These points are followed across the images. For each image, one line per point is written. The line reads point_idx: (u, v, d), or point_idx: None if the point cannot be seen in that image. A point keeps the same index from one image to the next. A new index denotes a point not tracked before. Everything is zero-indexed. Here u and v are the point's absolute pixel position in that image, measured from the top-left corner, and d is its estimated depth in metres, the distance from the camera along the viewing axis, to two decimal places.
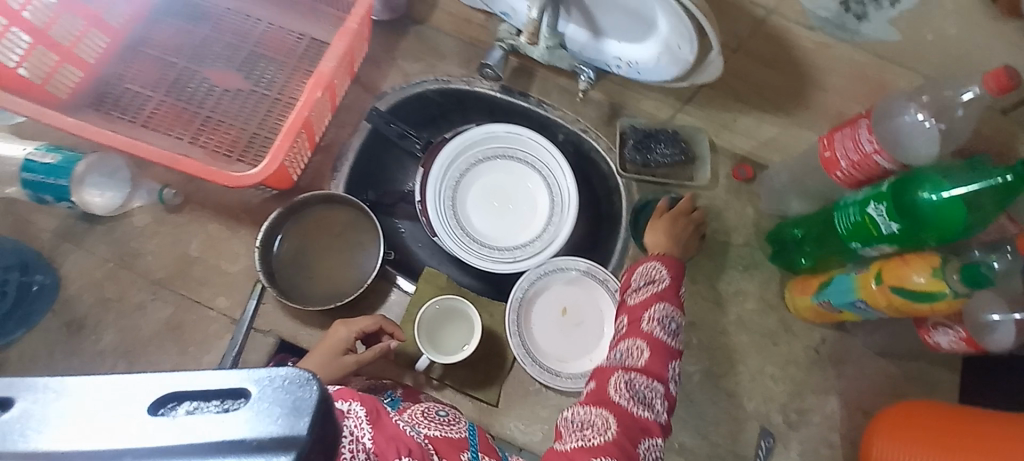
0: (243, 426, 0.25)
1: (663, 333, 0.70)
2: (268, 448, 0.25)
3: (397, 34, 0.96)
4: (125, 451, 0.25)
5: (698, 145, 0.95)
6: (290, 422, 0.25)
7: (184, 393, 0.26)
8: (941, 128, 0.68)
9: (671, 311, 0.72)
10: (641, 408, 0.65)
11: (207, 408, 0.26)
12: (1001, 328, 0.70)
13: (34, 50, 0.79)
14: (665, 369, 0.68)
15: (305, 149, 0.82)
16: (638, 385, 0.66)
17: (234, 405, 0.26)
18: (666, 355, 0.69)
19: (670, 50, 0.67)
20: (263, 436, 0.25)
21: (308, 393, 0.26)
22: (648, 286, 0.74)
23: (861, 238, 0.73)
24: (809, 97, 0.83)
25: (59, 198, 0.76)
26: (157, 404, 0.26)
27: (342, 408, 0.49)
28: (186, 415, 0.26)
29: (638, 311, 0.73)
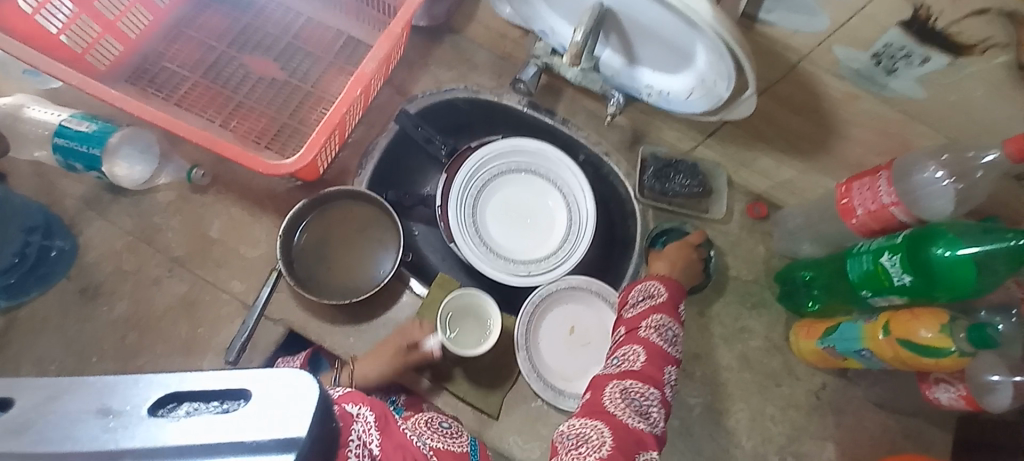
0: (242, 423, 0.29)
1: (659, 342, 0.72)
2: (266, 447, 0.28)
3: (434, 42, 0.99)
4: (130, 448, 0.28)
5: (716, 180, 0.98)
6: (284, 422, 0.29)
7: (185, 393, 0.30)
8: (959, 187, 0.70)
9: (669, 322, 0.74)
10: (636, 418, 0.64)
11: (207, 408, 0.30)
12: (1001, 390, 0.70)
13: (77, 18, 0.82)
14: (660, 375, 0.70)
15: (335, 144, 0.83)
16: (635, 393, 0.67)
17: (234, 406, 0.30)
18: (662, 359, 0.71)
19: (704, 84, 0.69)
20: (261, 436, 0.28)
21: (303, 396, 0.30)
22: (645, 300, 0.77)
23: (872, 286, 0.74)
24: (833, 145, 0.84)
25: (89, 168, 0.77)
26: (158, 405, 0.30)
27: (352, 411, 0.49)
28: (188, 416, 0.29)
29: (636, 322, 0.76)
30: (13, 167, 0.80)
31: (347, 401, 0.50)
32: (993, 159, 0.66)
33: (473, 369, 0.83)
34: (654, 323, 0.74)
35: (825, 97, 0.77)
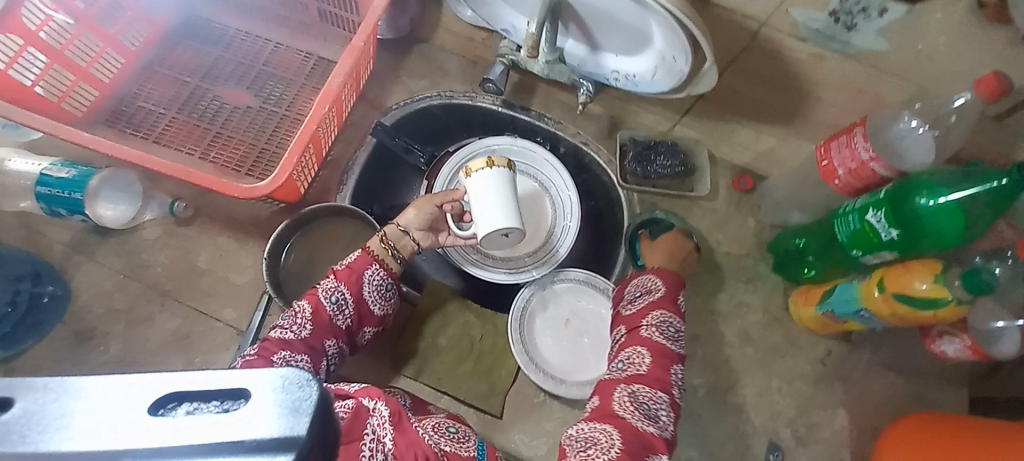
0: (245, 425, 0.24)
1: (663, 341, 0.71)
2: (266, 449, 0.24)
3: (403, 53, 1.00)
4: (126, 451, 0.24)
5: (698, 157, 0.97)
6: (288, 422, 0.25)
7: (187, 392, 0.26)
8: (935, 134, 0.69)
9: (669, 318, 0.73)
10: (644, 422, 0.63)
11: (207, 409, 0.25)
12: (1005, 338, 0.69)
13: (51, 69, 0.82)
14: (668, 377, 0.68)
15: (312, 163, 0.85)
16: (643, 398, 0.65)
17: (234, 406, 0.26)
18: (667, 358, 0.69)
19: (665, 61, 0.69)
20: (262, 436, 0.24)
21: (307, 394, 0.25)
22: (643, 296, 0.76)
23: (862, 245, 0.74)
24: (807, 108, 0.83)
25: (72, 212, 0.78)
26: (157, 405, 0.25)
27: (369, 406, 0.52)
28: (186, 417, 0.25)
29: (636, 320, 0.74)
30: None
31: (363, 396, 0.53)
32: (964, 101, 0.65)
33: (471, 371, 0.83)
34: (654, 321, 0.73)
35: (788, 61, 0.76)
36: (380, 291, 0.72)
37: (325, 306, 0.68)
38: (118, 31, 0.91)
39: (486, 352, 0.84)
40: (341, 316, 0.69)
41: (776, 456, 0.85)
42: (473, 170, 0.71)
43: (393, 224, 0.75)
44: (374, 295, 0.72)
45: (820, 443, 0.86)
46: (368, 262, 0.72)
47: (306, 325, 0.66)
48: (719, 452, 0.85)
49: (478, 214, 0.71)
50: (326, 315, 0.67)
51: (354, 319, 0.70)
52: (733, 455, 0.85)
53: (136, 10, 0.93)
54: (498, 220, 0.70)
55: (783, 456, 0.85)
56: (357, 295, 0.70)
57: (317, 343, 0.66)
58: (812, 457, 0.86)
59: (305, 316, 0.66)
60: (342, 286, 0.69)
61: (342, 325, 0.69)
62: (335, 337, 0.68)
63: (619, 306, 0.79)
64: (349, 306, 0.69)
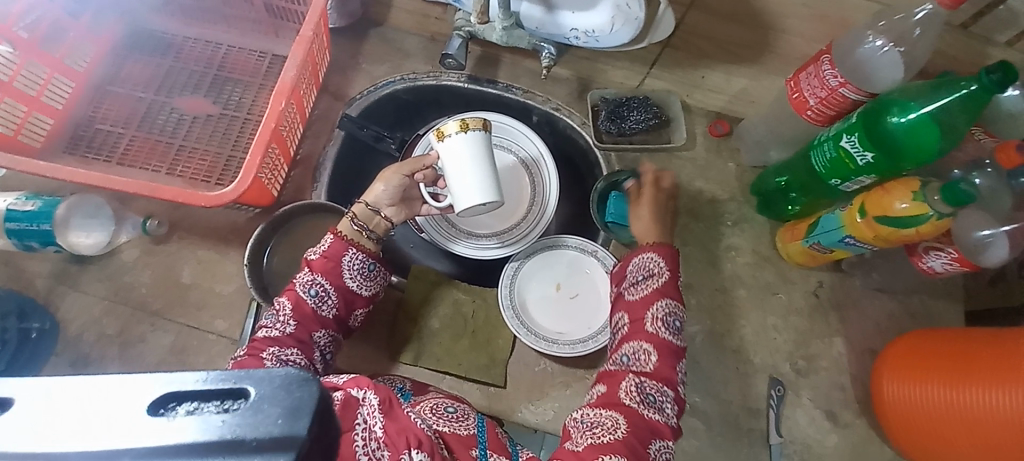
0: (245, 424, 0.24)
1: (667, 334, 0.70)
2: (267, 450, 0.23)
3: (359, 39, 0.97)
4: (124, 451, 0.23)
5: (670, 108, 0.96)
6: (290, 421, 0.23)
7: (183, 392, 0.24)
8: (900, 50, 0.68)
9: (674, 308, 0.72)
10: (650, 411, 0.65)
11: (206, 408, 0.24)
12: (994, 244, 0.69)
13: (3, 103, 0.79)
14: (673, 374, 0.68)
15: (281, 162, 0.84)
16: (648, 389, 0.66)
17: (235, 406, 0.24)
18: (672, 356, 0.69)
19: (620, 9, 0.69)
20: (262, 436, 0.23)
21: (309, 392, 0.24)
22: (646, 281, 0.74)
23: (840, 173, 0.74)
24: (773, 43, 0.80)
25: (45, 243, 0.76)
26: (158, 404, 0.24)
27: (359, 395, 0.53)
28: (184, 417, 0.24)
29: (640, 309, 0.73)
30: None
31: (353, 386, 0.54)
32: (927, 12, 0.65)
33: (470, 347, 0.83)
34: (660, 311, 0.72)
35: None
36: (361, 274, 0.72)
37: (306, 300, 0.68)
38: (64, 54, 0.88)
39: (480, 326, 0.85)
40: (325, 307, 0.69)
41: (778, 390, 0.87)
42: (445, 134, 0.70)
43: (360, 204, 0.74)
44: (355, 279, 0.71)
45: (819, 372, 0.88)
46: (344, 247, 0.70)
47: (290, 321, 0.67)
48: (723, 394, 0.86)
49: (451, 184, 0.72)
50: (309, 307, 0.68)
51: (340, 307, 0.70)
52: (737, 395, 0.86)
53: (78, 29, 0.89)
54: (471, 187, 0.71)
55: (785, 390, 0.87)
56: (337, 283, 0.70)
57: (305, 335, 0.67)
58: (814, 387, 0.87)
59: (286, 313, 0.67)
60: (319, 278, 0.69)
61: (327, 314, 0.69)
62: (323, 327, 0.69)
63: (622, 286, 0.77)
64: (331, 295, 0.69)
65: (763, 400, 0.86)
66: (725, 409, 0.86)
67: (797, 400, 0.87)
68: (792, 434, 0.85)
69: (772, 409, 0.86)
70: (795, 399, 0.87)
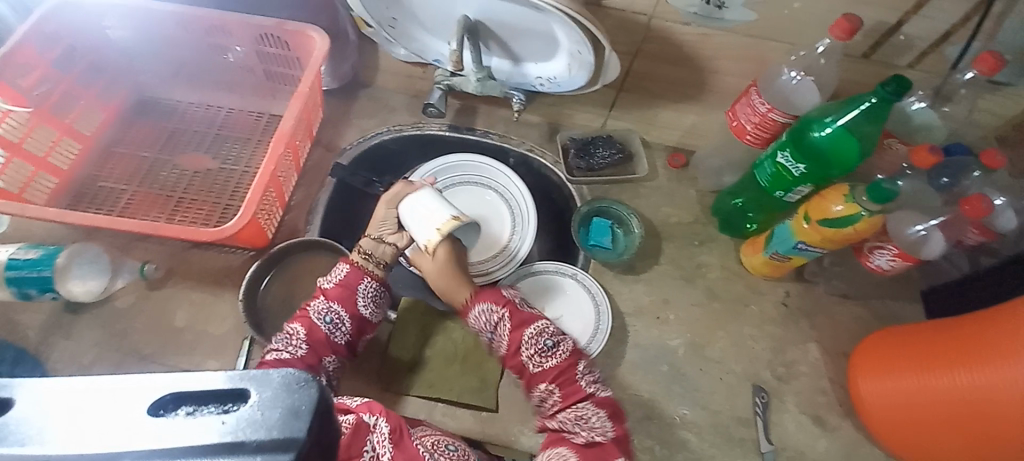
0: (243, 427, 0.27)
1: (551, 360, 0.73)
2: (268, 450, 0.26)
3: (350, 99, 1.08)
4: (124, 452, 0.26)
5: (632, 144, 1.08)
6: (288, 424, 0.27)
7: (187, 394, 0.28)
8: (812, 79, 0.81)
9: (539, 330, 0.74)
10: (589, 437, 0.68)
11: (206, 410, 0.27)
12: (931, 238, 0.78)
13: (12, 163, 0.85)
14: (579, 386, 0.72)
15: (276, 206, 0.90)
16: (573, 415, 0.70)
17: (234, 408, 0.28)
18: (566, 372, 0.73)
19: (575, 56, 0.79)
20: (262, 437, 0.26)
21: (308, 394, 0.28)
22: (500, 328, 0.75)
23: (781, 185, 0.84)
24: (711, 83, 0.93)
25: (43, 290, 0.78)
26: (157, 407, 0.27)
27: (370, 421, 0.58)
28: (184, 417, 0.27)
29: (515, 356, 0.75)
30: None
31: (365, 411, 0.59)
32: (825, 46, 0.78)
33: (462, 372, 0.85)
34: (529, 340, 0.74)
35: (682, 43, 0.85)
36: (373, 302, 0.79)
37: (320, 326, 0.75)
38: (74, 120, 0.96)
39: (470, 352, 0.86)
40: (338, 334, 0.76)
41: (762, 398, 0.89)
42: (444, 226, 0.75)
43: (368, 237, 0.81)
44: (368, 308, 0.78)
45: (799, 378, 0.91)
46: (360, 278, 0.79)
47: (302, 345, 0.74)
48: (710, 405, 0.89)
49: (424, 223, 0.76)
50: (322, 334, 0.75)
51: (352, 334, 0.78)
52: (724, 406, 0.89)
53: (90, 98, 0.98)
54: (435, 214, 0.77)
55: (769, 397, 0.90)
56: (351, 312, 0.77)
57: (316, 359, 0.74)
58: (796, 392, 0.90)
59: (300, 337, 0.74)
60: (334, 306, 0.76)
61: (339, 341, 0.77)
62: (333, 354, 0.76)
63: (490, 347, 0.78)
64: (344, 323, 0.77)
65: (749, 409, 0.89)
66: (713, 420, 0.87)
67: (782, 407, 0.89)
68: (782, 441, 0.87)
69: (759, 417, 0.88)
70: (780, 406, 0.89)
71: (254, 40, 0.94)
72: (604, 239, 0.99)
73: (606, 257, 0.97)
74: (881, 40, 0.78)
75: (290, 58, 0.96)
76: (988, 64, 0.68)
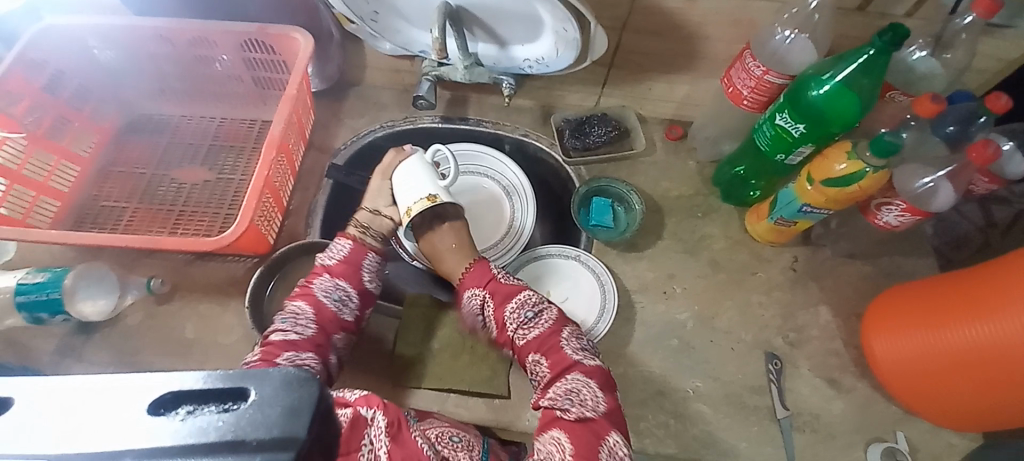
0: (244, 426, 0.27)
1: (534, 331, 0.76)
2: (267, 449, 0.26)
3: (339, 99, 1.07)
4: (124, 452, 0.26)
5: (627, 120, 1.06)
6: (288, 422, 0.27)
7: (186, 395, 0.28)
8: (805, 35, 0.79)
9: (523, 301, 0.78)
10: (581, 410, 0.68)
11: (206, 409, 0.27)
12: (940, 189, 0.77)
13: (12, 191, 0.86)
14: (568, 358, 0.74)
15: (274, 212, 0.90)
16: (562, 385, 0.71)
17: (234, 406, 0.28)
18: (554, 341, 0.75)
19: (559, 34, 0.78)
20: (262, 436, 0.26)
21: (307, 393, 0.28)
22: (482, 306, 0.80)
23: (782, 148, 0.82)
24: (702, 51, 0.91)
25: (54, 313, 0.79)
26: (158, 406, 0.27)
27: (367, 415, 0.59)
28: (185, 416, 0.27)
29: (505, 332, 0.78)
30: None
31: (362, 405, 0.59)
32: (818, 1, 0.75)
33: (471, 362, 0.85)
34: (512, 313, 0.78)
35: (668, 12, 0.83)
36: (376, 275, 0.83)
37: (327, 303, 0.76)
38: (69, 143, 0.96)
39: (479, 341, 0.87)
40: (345, 310, 0.78)
41: (775, 364, 0.89)
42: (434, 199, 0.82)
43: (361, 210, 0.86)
44: (371, 281, 0.82)
45: (812, 342, 0.91)
46: (362, 253, 0.82)
47: (310, 324, 0.74)
48: (723, 375, 0.88)
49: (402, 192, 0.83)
50: (329, 311, 0.76)
51: (357, 309, 0.79)
52: (737, 375, 0.88)
53: (82, 119, 0.98)
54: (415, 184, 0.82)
55: (782, 363, 0.89)
56: (357, 287, 0.80)
57: (325, 337, 0.75)
58: (809, 357, 0.90)
59: (308, 317, 0.74)
60: (341, 282, 0.78)
61: (347, 317, 0.78)
62: (341, 330, 0.77)
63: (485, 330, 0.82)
64: (351, 298, 0.79)
65: (762, 376, 0.88)
66: (727, 390, 0.87)
67: (796, 372, 0.89)
68: (798, 406, 0.86)
69: (773, 384, 0.87)
70: (794, 371, 0.89)
71: (237, 48, 0.94)
72: (605, 218, 0.98)
73: (608, 237, 0.96)
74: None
75: (274, 62, 0.96)
76: (986, 6, 0.66)
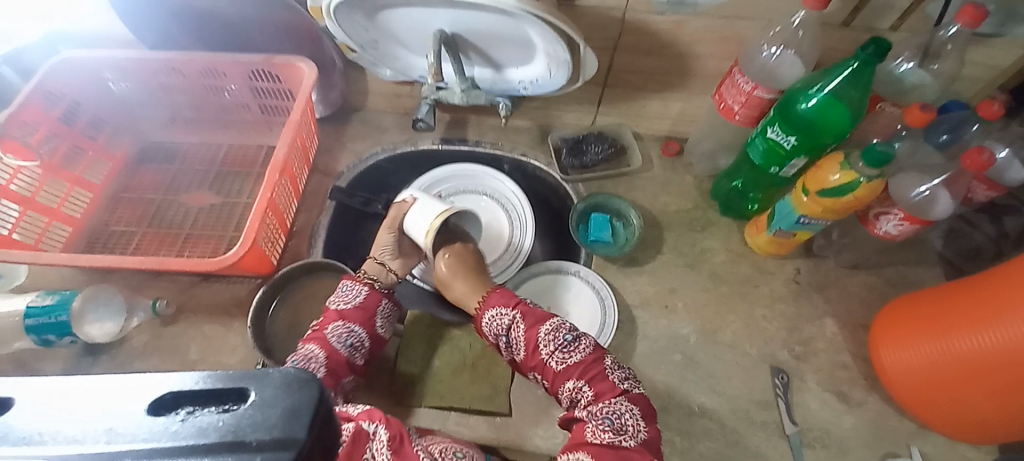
0: (243, 425, 0.27)
1: (573, 355, 0.74)
2: (268, 449, 0.26)
3: (342, 124, 1.11)
4: (123, 453, 0.26)
5: (623, 137, 1.08)
6: (289, 423, 0.27)
7: (189, 396, 0.28)
8: (789, 51, 0.80)
9: (558, 326, 0.77)
10: (616, 436, 0.67)
11: (207, 411, 0.28)
12: (937, 197, 0.77)
13: (24, 216, 0.89)
14: (609, 384, 0.72)
15: (278, 234, 0.92)
16: (603, 411, 0.69)
17: (233, 407, 0.28)
18: (595, 366, 0.74)
19: (551, 55, 0.81)
20: (262, 437, 0.27)
21: (306, 394, 0.28)
22: (511, 327, 0.79)
23: (775, 161, 0.83)
24: (693, 69, 0.93)
25: (61, 335, 0.81)
26: (159, 408, 0.28)
27: (370, 430, 0.58)
28: (185, 417, 0.27)
29: (534, 355, 0.77)
30: None
31: (365, 419, 0.60)
32: (801, 18, 0.77)
33: (472, 380, 0.85)
34: (547, 336, 0.76)
35: (659, 32, 0.86)
36: (388, 321, 0.83)
37: (340, 348, 0.77)
38: (83, 171, 1.00)
39: (480, 358, 0.87)
40: (357, 355, 0.78)
41: (782, 379, 0.87)
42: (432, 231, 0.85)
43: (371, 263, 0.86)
44: (384, 327, 0.82)
45: (819, 356, 0.89)
46: (378, 299, 0.83)
47: (321, 368, 0.74)
48: (729, 391, 0.86)
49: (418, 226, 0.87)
50: (342, 356, 0.76)
51: (368, 354, 0.80)
52: (743, 390, 0.86)
53: (95, 148, 1.02)
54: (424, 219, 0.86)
55: (789, 377, 0.87)
56: (370, 333, 0.80)
57: (334, 381, 0.75)
58: (817, 371, 0.88)
59: (320, 360, 0.75)
60: (355, 327, 0.79)
61: (358, 362, 0.79)
62: (351, 374, 0.77)
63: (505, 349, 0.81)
64: (363, 343, 0.79)
65: (769, 392, 0.86)
66: (734, 406, 0.85)
67: (804, 386, 0.87)
68: (808, 422, 0.84)
69: (780, 399, 0.85)
70: (801, 385, 0.87)
71: (245, 76, 0.98)
72: (604, 234, 0.98)
73: (607, 252, 0.96)
74: (858, 6, 0.77)
75: (280, 90, 1.00)
76: (972, 16, 0.67)
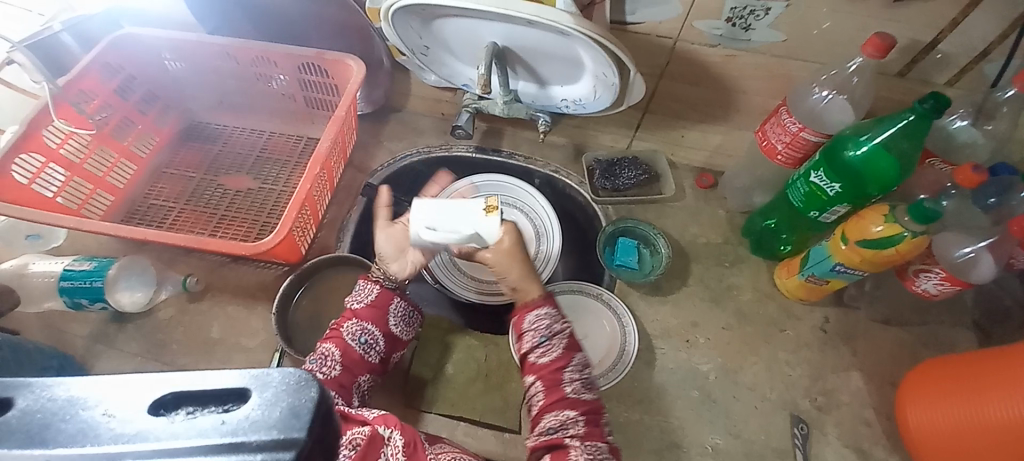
0: (242, 426, 0.27)
1: (586, 391, 0.67)
2: (269, 449, 0.26)
3: (381, 123, 1.12)
4: (124, 453, 0.26)
5: (658, 164, 1.07)
6: (288, 422, 0.27)
7: (188, 394, 0.28)
8: (841, 97, 0.79)
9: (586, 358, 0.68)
10: None
11: (208, 410, 0.27)
12: (981, 260, 0.74)
13: (69, 181, 0.93)
14: (602, 427, 0.66)
15: (310, 224, 0.94)
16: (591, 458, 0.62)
17: (233, 406, 0.28)
18: (597, 409, 0.66)
19: (599, 78, 0.81)
20: (262, 438, 0.26)
21: (307, 396, 0.27)
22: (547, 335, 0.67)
23: (816, 205, 0.82)
24: (737, 103, 0.92)
25: (93, 300, 0.83)
26: (158, 406, 0.27)
27: (384, 434, 0.58)
28: (185, 415, 0.27)
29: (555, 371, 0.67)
30: (21, 323, 0.86)
31: (381, 423, 0.59)
32: (858, 65, 0.76)
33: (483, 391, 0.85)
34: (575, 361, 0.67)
35: (706, 64, 0.85)
36: (402, 319, 0.81)
37: (354, 346, 0.77)
38: (130, 143, 1.03)
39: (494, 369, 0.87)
40: (371, 353, 0.78)
41: (801, 429, 0.84)
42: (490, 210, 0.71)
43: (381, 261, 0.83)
44: (398, 325, 0.81)
45: (841, 408, 0.86)
46: (389, 297, 0.80)
47: (336, 366, 0.75)
48: (744, 434, 0.84)
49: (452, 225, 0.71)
50: (357, 354, 0.76)
51: (383, 351, 0.79)
52: (760, 436, 0.84)
53: (145, 122, 1.06)
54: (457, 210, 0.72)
55: (809, 428, 0.85)
56: (383, 331, 0.79)
57: (349, 379, 0.75)
58: (838, 424, 0.85)
59: (334, 358, 0.75)
60: (367, 326, 0.78)
61: (373, 360, 0.78)
62: (367, 372, 0.77)
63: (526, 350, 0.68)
64: (377, 341, 0.79)
65: (787, 440, 0.84)
66: (748, 450, 0.83)
67: (823, 439, 0.84)
68: None
69: (798, 449, 0.83)
70: (821, 438, 0.84)
71: (295, 68, 1.00)
72: (629, 259, 0.98)
73: (631, 277, 0.95)
74: (916, 58, 0.76)
75: (326, 85, 1.02)
76: None
